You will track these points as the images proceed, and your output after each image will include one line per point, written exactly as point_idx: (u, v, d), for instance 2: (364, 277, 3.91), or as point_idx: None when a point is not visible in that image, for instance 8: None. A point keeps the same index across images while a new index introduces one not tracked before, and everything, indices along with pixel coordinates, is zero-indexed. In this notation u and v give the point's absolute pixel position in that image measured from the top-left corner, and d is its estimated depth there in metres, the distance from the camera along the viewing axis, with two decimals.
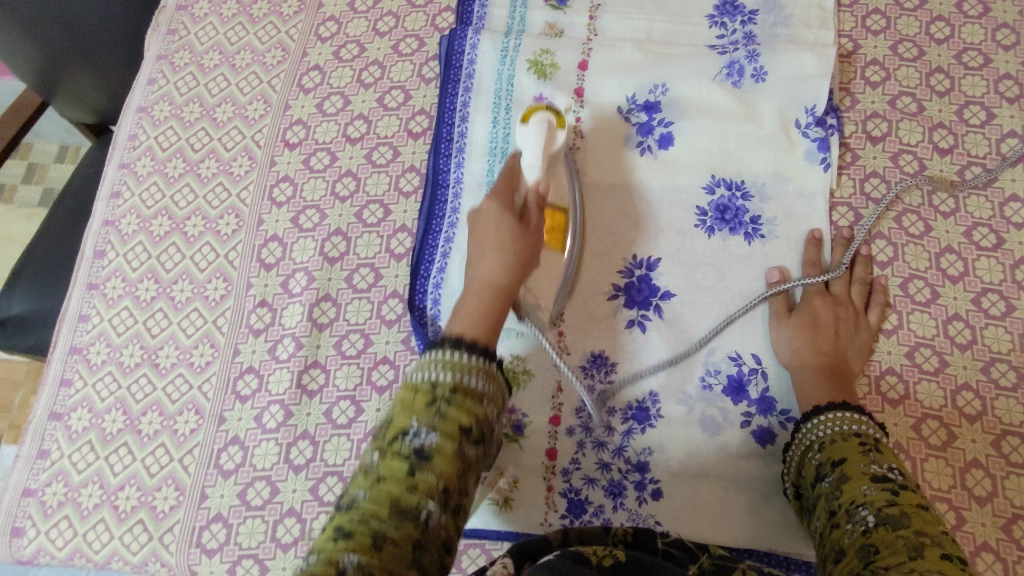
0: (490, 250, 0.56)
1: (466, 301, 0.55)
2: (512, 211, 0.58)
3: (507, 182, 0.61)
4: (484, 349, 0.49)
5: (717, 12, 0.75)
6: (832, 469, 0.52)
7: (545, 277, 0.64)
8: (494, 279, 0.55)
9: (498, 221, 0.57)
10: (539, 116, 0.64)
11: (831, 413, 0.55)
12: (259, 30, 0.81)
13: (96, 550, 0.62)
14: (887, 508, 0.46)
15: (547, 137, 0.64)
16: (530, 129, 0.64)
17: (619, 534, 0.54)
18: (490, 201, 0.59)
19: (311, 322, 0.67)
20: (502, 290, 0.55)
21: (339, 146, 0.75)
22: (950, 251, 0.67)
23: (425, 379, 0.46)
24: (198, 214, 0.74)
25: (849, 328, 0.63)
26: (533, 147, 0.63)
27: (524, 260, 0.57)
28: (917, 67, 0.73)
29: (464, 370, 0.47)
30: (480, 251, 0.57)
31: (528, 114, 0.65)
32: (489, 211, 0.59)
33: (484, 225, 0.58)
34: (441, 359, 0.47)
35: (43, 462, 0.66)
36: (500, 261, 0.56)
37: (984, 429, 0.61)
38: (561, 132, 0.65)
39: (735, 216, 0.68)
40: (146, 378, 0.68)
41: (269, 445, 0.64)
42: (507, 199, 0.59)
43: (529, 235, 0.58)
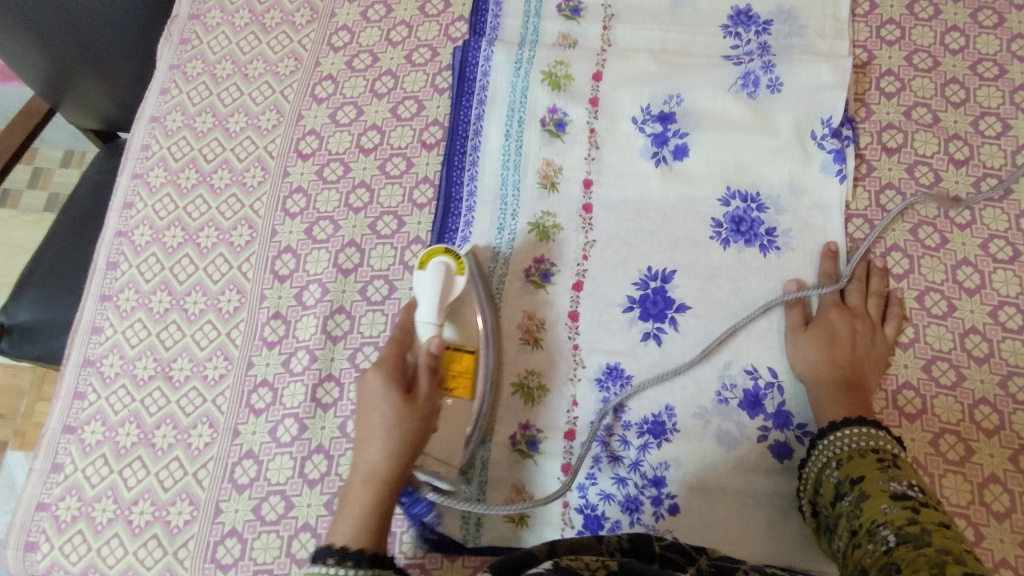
0: (369, 434, 0.51)
1: (350, 499, 0.50)
2: (398, 380, 0.53)
3: (396, 346, 0.57)
4: (373, 556, 0.47)
5: (731, 22, 0.75)
6: (851, 488, 0.51)
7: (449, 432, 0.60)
8: (372, 469, 0.50)
9: (386, 400, 0.52)
10: (437, 260, 0.61)
11: (847, 429, 0.55)
12: (272, 40, 0.81)
13: (109, 564, 0.62)
14: (907, 527, 0.45)
15: (443, 286, 0.60)
16: (426, 275, 0.61)
17: (615, 542, 0.51)
18: (374, 369, 0.53)
19: (326, 335, 0.67)
20: (388, 481, 0.51)
21: (352, 157, 0.74)
22: (967, 264, 0.67)
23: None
24: (210, 225, 0.74)
25: (866, 341, 0.63)
26: (428, 298, 0.60)
27: (414, 441, 0.52)
28: (932, 77, 0.73)
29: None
30: (363, 433, 0.52)
31: (426, 257, 0.62)
32: (373, 380, 0.53)
33: (368, 400, 0.53)
34: None
35: (56, 476, 0.65)
36: (382, 446, 0.51)
37: (1001, 444, 0.61)
38: (461, 277, 0.62)
39: (750, 228, 0.68)
40: (160, 392, 0.68)
41: (283, 459, 0.64)
42: (396, 364, 0.54)
43: (418, 412, 0.52)
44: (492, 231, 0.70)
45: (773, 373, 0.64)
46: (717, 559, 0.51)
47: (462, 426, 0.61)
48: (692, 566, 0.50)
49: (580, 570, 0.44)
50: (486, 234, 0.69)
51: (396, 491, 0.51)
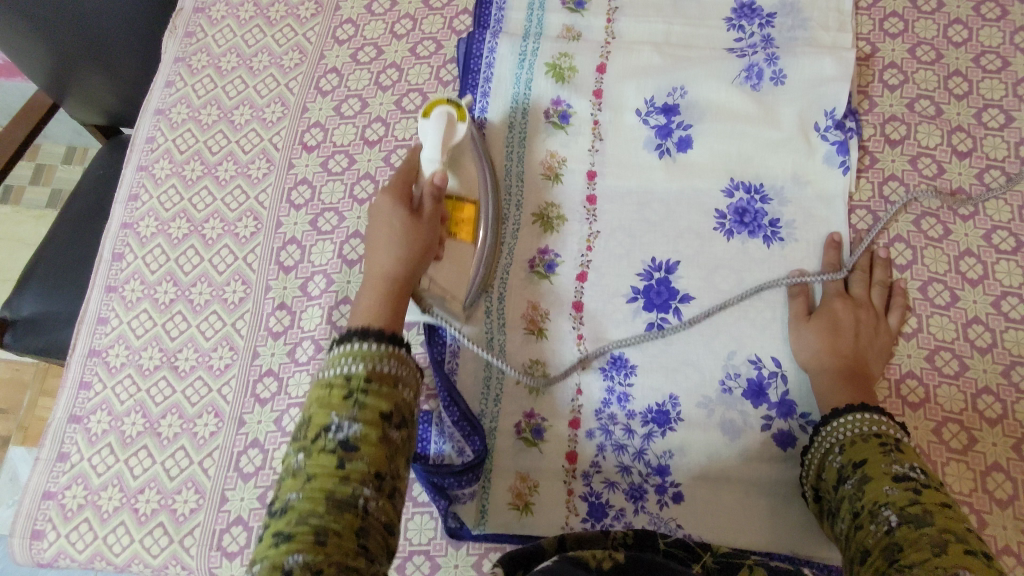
0: (381, 243, 0.56)
1: (363, 299, 0.53)
2: (406, 202, 0.58)
3: (402, 176, 0.60)
4: (391, 336, 0.47)
5: (734, 15, 0.75)
6: (853, 471, 0.52)
7: (455, 267, 0.64)
8: (385, 270, 0.54)
9: (392, 214, 0.57)
10: (438, 108, 0.63)
11: (851, 414, 0.55)
12: (277, 33, 0.81)
13: (116, 553, 0.62)
14: (909, 507, 0.46)
15: (446, 131, 0.63)
16: (430, 124, 0.63)
17: (619, 537, 0.51)
18: (383, 193, 0.58)
19: (331, 325, 0.67)
20: (400, 280, 0.54)
21: (357, 149, 0.75)
22: (970, 254, 0.67)
23: (337, 373, 0.44)
24: (216, 217, 0.74)
25: (869, 330, 0.63)
26: (432, 143, 0.62)
27: (421, 249, 0.56)
28: (935, 70, 0.73)
29: (376, 360, 0.45)
30: (373, 245, 0.56)
31: (428, 106, 0.64)
32: (382, 201, 0.58)
33: (379, 218, 0.57)
34: (352, 351, 0.45)
35: (62, 465, 0.66)
36: (392, 253, 0.55)
37: (1004, 433, 0.61)
38: (462, 125, 0.64)
39: (754, 219, 0.68)
40: (166, 382, 0.68)
41: (289, 448, 0.64)
42: (403, 188, 0.58)
43: (425, 225, 0.57)
44: None
45: (776, 363, 0.64)
46: (722, 555, 0.52)
47: (464, 262, 0.65)
48: (697, 562, 0.52)
49: (588, 561, 0.44)
50: None
51: (406, 291, 0.55)
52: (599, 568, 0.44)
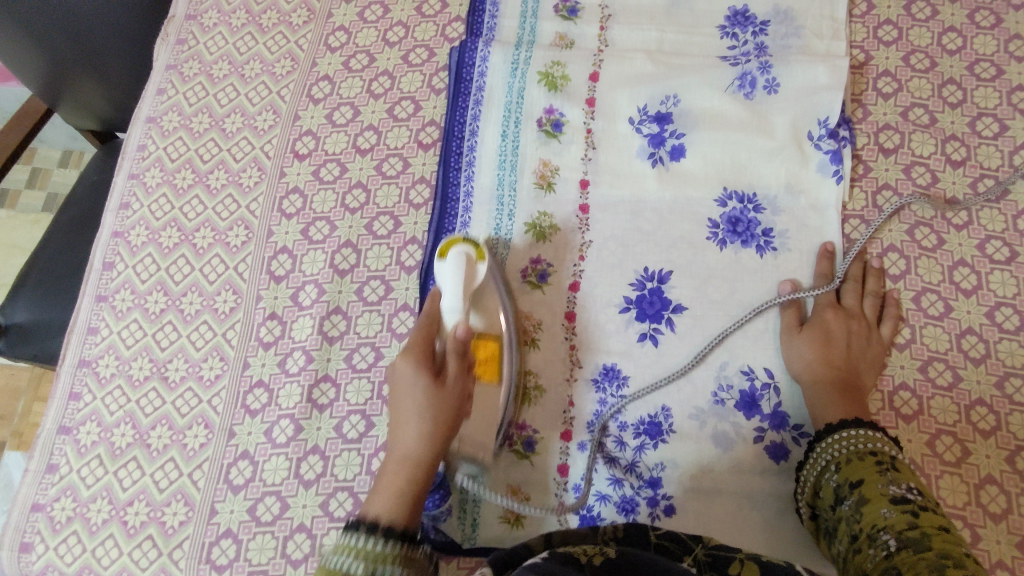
0: (405, 417, 0.56)
1: (384, 486, 0.54)
2: (428, 365, 0.57)
3: (423, 337, 0.59)
4: (401, 534, 0.51)
5: (728, 23, 0.75)
6: (850, 492, 0.51)
7: (481, 415, 0.60)
8: (408, 453, 0.55)
9: (415, 388, 0.56)
10: (456, 248, 0.62)
11: (846, 431, 0.55)
12: (268, 40, 0.81)
13: (104, 565, 0.62)
14: (908, 531, 0.45)
15: (465, 272, 0.61)
16: (448, 265, 0.62)
17: (610, 532, 0.53)
18: (404, 358, 0.58)
19: (322, 336, 0.67)
20: (423, 464, 0.55)
21: (349, 158, 0.74)
22: (964, 264, 0.66)
23: (337, 567, 0.48)
24: (207, 225, 0.73)
25: (861, 341, 0.63)
26: (453, 287, 0.61)
27: (445, 422, 0.56)
28: (929, 78, 0.73)
29: (377, 561, 0.48)
30: (398, 418, 0.57)
31: (445, 246, 0.63)
32: (404, 367, 0.57)
33: (401, 384, 0.58)
34: (356, 546, 0.49)
35: (51, 477, 0.65)
36: (416, 429, 0.56)
37: (997, 445, 0.61)
38: (480, 265, 0.63)
39: (747, 229, 0.68)
40: (155, 393, 0.67)
41: (279, 460, 0.64)
42: (424, 350, 0.58)
43: (448, 394, 0.57)
44: (491, 216, 0.70)
45: (769, 374, 0.64)
46: (713, 546, 0.49)
47: (495, 405, 0.61)
48: (688, 556, 0.49)
49: (579, 557, 0.44)
50: (485, 219, 0.69)
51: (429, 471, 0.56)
52: (589, 563, 0.44)
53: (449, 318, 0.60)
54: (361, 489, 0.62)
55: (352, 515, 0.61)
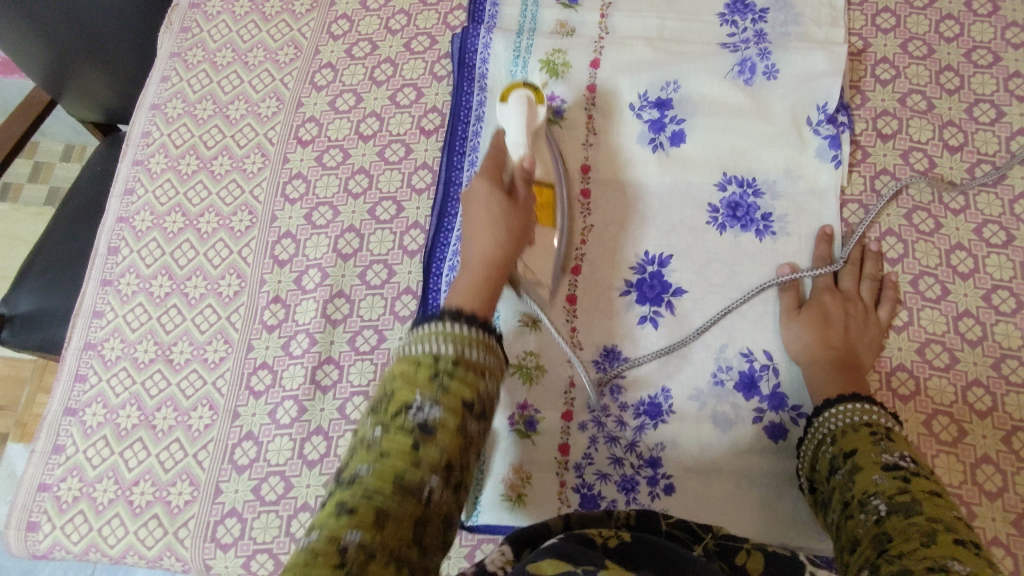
0: (480, 227, 0.57)
1: (463, 280, 0.54)
2: (501, 185, 0.59)
3: (494, 161, 0.60)
4: (483, 323, 0.48)
5: (727, 10, 0.75)
6: (844, 461, 0.52)
7: (541, 252, 0.67)
8: (485, 255, 0.55)
9: (490, 199, 0.57)
10: (518, 92, 0.66)
11: (842, 405, 0.55)
12: (272, 28, 0.82)
13: (111, 544, 0.63)
14: (898, 496, 0.47)
15: (527, 113, 0.65)
16: (511, 108, 0.66)
17: (621, 516, 0.51)
18: (478, 178, 0.59)
19: (325, 319, 0.68)
20: (498, 264, 0.55)
21: (352, 144, 0.75)
22: (961, 248, 0.67)
23: (426, 353, 0.45)
24: (211, 211, 0.74)
25: (858, 323, 0.63)
26: (516, 124, 0.65)
27: (517, 233, 0.57)
28: (926, 65, 0.74)
29: (467, 343, 0.46)
30: (471, 230, 0.57)
31: (507, 92, 0.67)
32: (477, 185, 0.59)
33: (474, 200, 0.58)
34: (442, 332, 0.46)
35: (58, 457, 0.66)
36: (490, 235, 0.56)
37: (994, 425, 0.62)
38: (540, 108, 0.67)
39: (747, 213, 0.69)
40: (161, 374, 0.68)
41: (282, 441, 0.64)
42: (495, 174, 0.59)
43: (519, 209, 0.58)
44: None
45: (769, 356, 0.64)
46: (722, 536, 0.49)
47: (551, 247, 0.67)
48: (697, 544, 0.49)
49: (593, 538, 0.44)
50: None
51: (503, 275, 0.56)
52: (604, 545, 0.44)
53: (516, 151, 0.64)
54: None
55: None
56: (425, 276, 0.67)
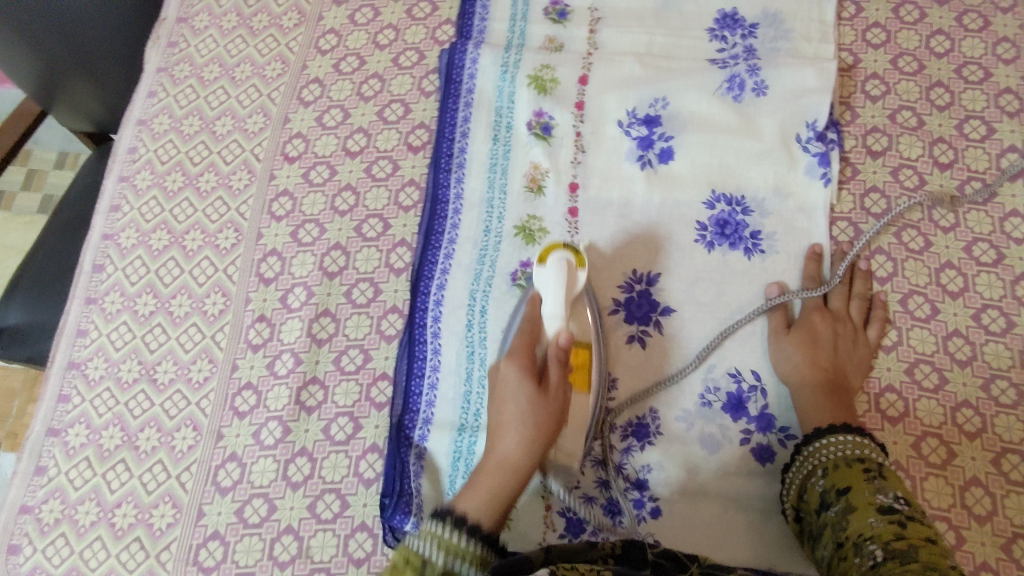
0: (505, 423, 0.55)
1: (478, 483, 0.53)
2: (531, 373, 0.56)
3: (526, 343, 0.58)
4: (482, 535, 0.48)
5: (717, 26, 0.75)
6: (837, 498, 0.51)
7: (575, 428, 0.59)
8: (506, 459, 0.54)
9: (517, 392, 0.56)
10: (556, 255, 0.59)
11: (834, 436, 0.55)
12: (259, 43, 0.81)
13: (92, 567, 0.62)
14: (894, 541, 0.45)
15: (567, 282, 0.58)
16: (548, 272, 0.58)
17: (606, 548, 0.52)
18: (508, 362, 0.57)
19: (310, 338, 0.67)
20: (517, 472, 0.54)
21: (339, 160, 0.74)
22: (951, 267, 0.67)
23: (416, 553, 0.46)
24: (197, 228, 0.74)
25: (847, 344, 0.63)
26: (554, 293, 0.57)
27: (545, 433, 0.55)
28: (917, 81, 0.73)
29: (458, 552, 0.47)
30: (498, 422, 0.56)
31: (546, 253, 0.60)
32: (508, 372, 0.57)
33: (504, 388, 0.57)
34: (438, 536, 0.47)
35: (40, 479, 0.65)
36: (516, 437, 0.55)
37: (983, 447, 0.61)
38: (581, 273, 0.59)
39: (735, 231, 0.68)
40: (144, 395, 0.68)
41: (266, 462, 0.64)
42: (527, 358, 0.57)
43: (549, 404, 0.55)
44: (481, 215, 0.70)
45: (757, 377, 0.64)
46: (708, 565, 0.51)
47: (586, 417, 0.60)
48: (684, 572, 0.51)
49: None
50: (475, 218, 0.69)
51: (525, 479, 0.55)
52: None
53: (550, 326, 0.57)
54: (348, 491, 0.62)
55: (339, 517, 0.62)
56: (412, 294, 0.67)
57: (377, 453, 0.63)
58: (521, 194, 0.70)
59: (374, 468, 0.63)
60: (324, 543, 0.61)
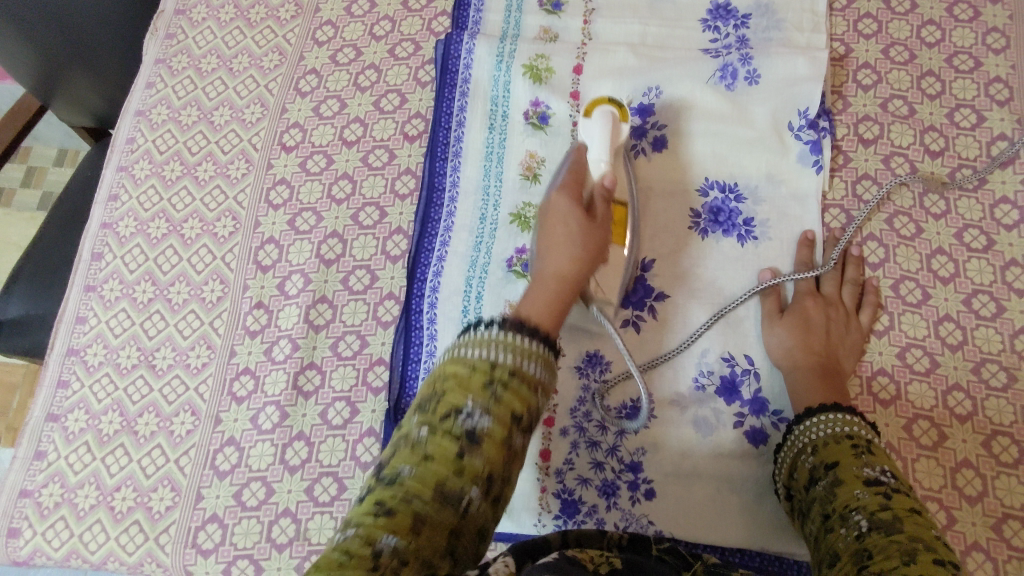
0: (559, 242, 0.57)
1: (536, 290, 0.55)
2: (580, 206, 0.59)
3: (575, 179, 0.61)
4: (546, 338, 0.49)
5: (710, 16, 0.76)
6: (825, 473, 0.52)
7: (613, 271, 0.62)
8: (560, 269, 0.56)
9: (568, 216, 0.58)
10: (602, 108, 0.64)
11: (823, 414, 0.56)
12: (257, 34, 0.82)
13: (92, 550, 0.63)
14: (880, 513, 0.46)
15: (611, 131, 0.63)
16: (594, 124, 0.64)
17: (613, 538, 0.50)
18: (558, 194, 0.59)
19: (308, 324, 0.68)
20: (571, 280, 0.56)
21: (336, 149, 0.75)
22: (941, 253, 0.67)
23: (482, 359, 0.46)
24: (195, 216, 0.74)
25: (839, 327, 0.64)
26: (598, 142, 0.63)
27: (594, 251, 0.57)
28: (908, 70, 0.74)
29: (524, 355, 0.46)
30: (546, 246, 0.58)
31: (590, 108, 0.65)
32: (559, 201, 0.59)
33: (555, 215, 0.59)
34: (499, 342, 0.47)
35: (40, 463, 0.66)
36: (568, 253, 0.56)
37: (974, 429, 0.62)
38: (625, 125, 0.64)
39: (728, 218, 0.69)
40: (143, 380, 0.68)
41: (264, 446, 0.64)
42: (577, 193, 0.59)
43: (598, 228, 0.58)
44: (477, 203, 0.70)
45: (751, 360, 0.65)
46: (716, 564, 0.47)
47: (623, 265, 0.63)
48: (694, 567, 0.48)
49: (584, 563, 0.44)
50: (472, 206, 0.70)
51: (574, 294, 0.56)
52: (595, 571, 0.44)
53: (596, 168, 0.62)
54: (346, 474, 0.63)
55: (337, 499, 0.62)
56: (409, 281, 0.67)
57: (374, 436, 0.64)
58: (517, 181, 0.71)
59: (372, 451, 0.63)
60: (322, 526, 0.62)
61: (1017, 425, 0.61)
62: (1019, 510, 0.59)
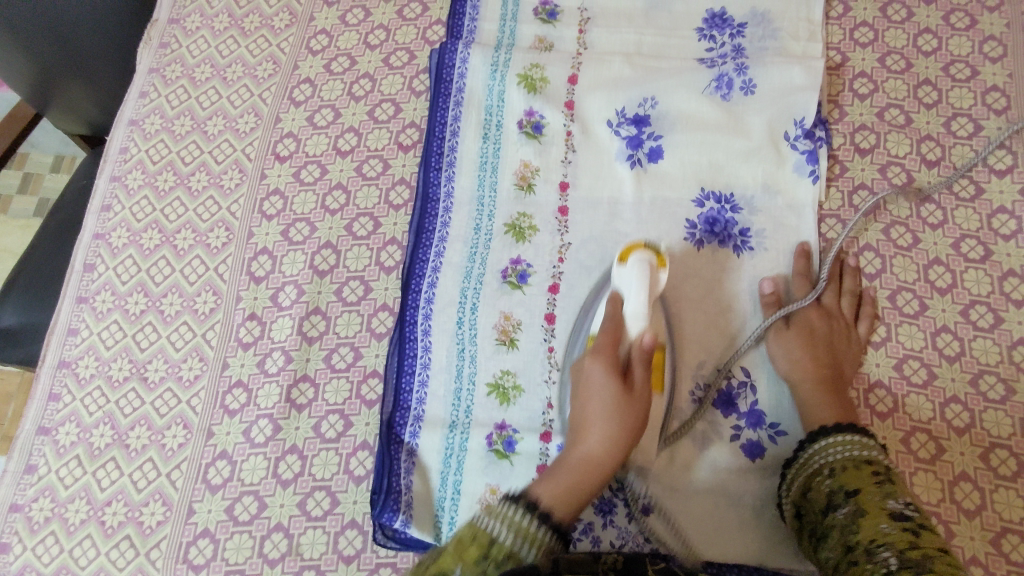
0: (591, 419, 0.56)
1: (563, 479, 0.54)
2: (617, 372, 0.56)
3: (610, 338, 0.57)
4: (555, 525, 0.51)
5: (705, 25, 0.75)
6: (845, 499, 0.51)
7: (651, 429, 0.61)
8: (590, 458, 0.55)
9: (604, 388, 0.56)
10: (637, 256, 0.59)
11: (841, 435, 0.55)
12: (251, 43, 0.82)
13: (82, 565, 0.62)
14: (909, 551, 0.45)
15: (648, 282, 0.58)
16: (630, 272, 0.59)
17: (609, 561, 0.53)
18: (593, 359, 0.57)
19: (301, 336, 0.67)
20: (602, 469, 0.55)
21: (329, 159, 0.75)
22: (939, 263, 0.67)
23: (486, 531, 0.49)
24: (188, 227, 0.74)
25: (842, 341, 0.63)
26: (635, 298, 0.57)
27: (631, 429, 0.55)
28: (905, 79, 0.74)
29: (528, 536, 0.49)
30: (582, 418, 0.57)
31: (626, 254, 0.60)
32: (594, 371, 0.57)
33: (588, 387, 0.57)
34: (506, 516, 0.50)
35: (31, 477, 0.65)
36: (602, 436, 0.55)
37: (972, 442, 0.61)
38: (662, 274, 0.60)
39: (724, 229, 0.68)
40: (135, 393, 0.68)
41: (257, 460, 0.64)
42: (613, 355, 0.57)
43: (636, 401, 0.56)
44: (472, 214, 0.70)
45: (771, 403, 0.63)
46: None
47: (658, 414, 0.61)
48: None
49: None
50: (466, 217, 0.70)
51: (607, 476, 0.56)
52: None
53: (635, 326, 0.57)
54: (338, 488, 0.62)
55: (329, 514, 0.62)
56: (403, 292, 0.67)
57: (368, 450, 0.63)
58: (512, 192, 0.71)
59: (365, 465, 0.63)
60: (315, 541, 0.61)
61: (1015, 437, 0.61)
62: (1018, 524, 0.59)
